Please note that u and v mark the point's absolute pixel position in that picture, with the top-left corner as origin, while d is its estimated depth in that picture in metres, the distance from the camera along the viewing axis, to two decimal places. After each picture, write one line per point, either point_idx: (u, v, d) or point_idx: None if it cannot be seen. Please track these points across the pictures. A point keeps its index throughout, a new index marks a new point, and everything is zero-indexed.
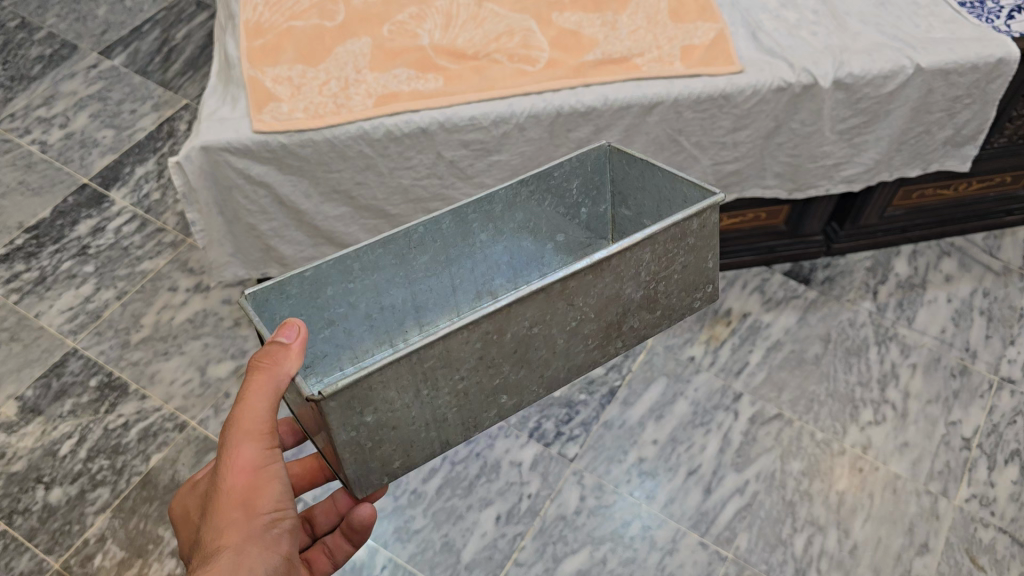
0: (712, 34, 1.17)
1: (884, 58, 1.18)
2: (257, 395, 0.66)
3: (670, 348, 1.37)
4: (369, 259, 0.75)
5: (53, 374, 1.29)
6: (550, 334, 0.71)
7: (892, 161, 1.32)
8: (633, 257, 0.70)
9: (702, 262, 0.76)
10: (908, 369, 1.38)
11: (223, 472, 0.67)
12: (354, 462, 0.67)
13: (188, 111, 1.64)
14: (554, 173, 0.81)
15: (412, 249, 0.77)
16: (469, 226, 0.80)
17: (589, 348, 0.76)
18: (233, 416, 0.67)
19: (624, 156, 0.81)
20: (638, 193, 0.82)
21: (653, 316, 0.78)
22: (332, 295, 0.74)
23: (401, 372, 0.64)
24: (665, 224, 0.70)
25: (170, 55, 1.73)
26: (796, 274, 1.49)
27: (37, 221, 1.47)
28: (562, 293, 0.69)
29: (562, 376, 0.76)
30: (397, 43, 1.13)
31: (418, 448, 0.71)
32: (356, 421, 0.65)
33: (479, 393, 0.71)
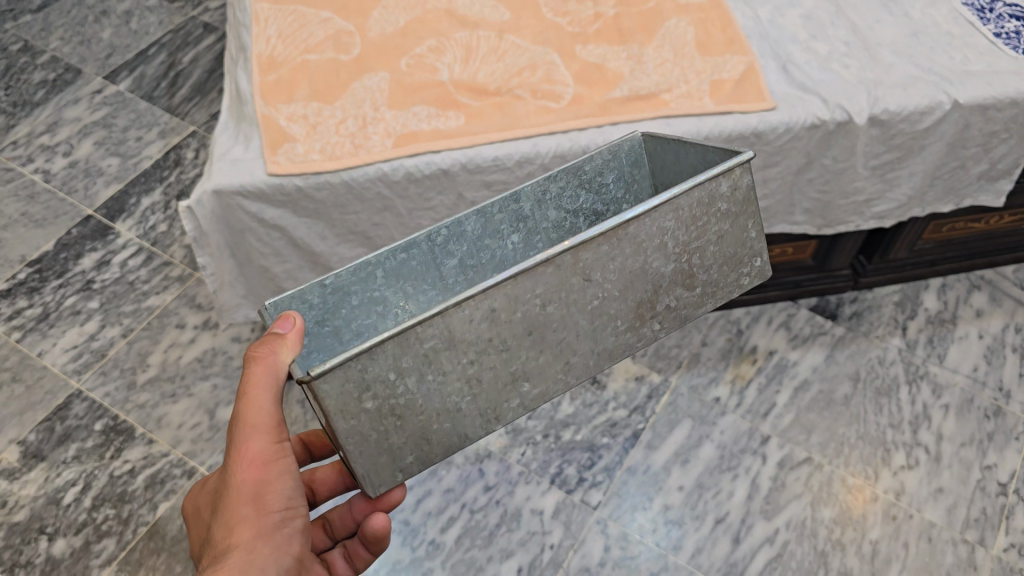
0: (741, 67, 1.14)
1: (921, 93, 1.13)
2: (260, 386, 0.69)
3: (694, 389, 1.33)
4: (392, 265, 0.75)
5: (57, 418, 1.25)
6: (566, 312, 0.69)
7: (924, 196, 1.28)
8: (652, 222, 0.69)
9: (739, 230, 0.74)
10: (941, 411, 1.34)
11: (233, 468, 0.70)
12: (360, 455, 0.66)
13: (196, 139, 1.60)
14: (585, 167, 0.81)
15: (438, 256, 0.77)
16: (499, 230, 0.80)
17: (619, 332, 0.72)
18: (239, 411, 0.70)
19: (657, 142, 0.81)
20: (677, 178, 0.81)
21: (693, 295, 0.74)
22: (354, 307, 0.75)
23: (401, 353, 0.64)
24: (688, 184, 0.69)
25: (176, 80, 1.69)
26: (823, 309, 1.44)
27: (40, 255, 1.43)
28: (575, 267, 0.68)
29: (593, 363, 0.73)
30: (416, 78, 1.09)
31: (431, 440, 0.68)
32: (354, 408, 0.64)
33: (496, 381, 0.69)
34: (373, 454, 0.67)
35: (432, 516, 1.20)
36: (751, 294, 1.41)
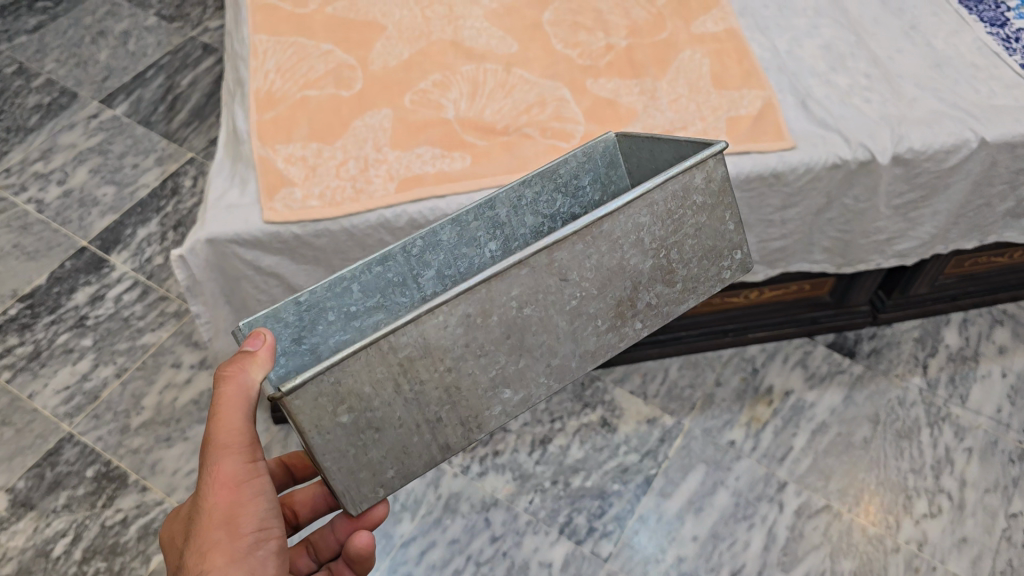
0: (759, 103, 1.09)
1: (947, 130, 1.09)
2: (230, 408, 0.67)
3: (708, 432, 1.28)
4: (366, 280, 0.72)
5: (47, 464, 1.20)
6: (545, 314, 0.67)
7: (948, 234, 1.23)
8: (628, 218, 0.68)
9: (717, 221, 0.72)
10: (964, 455, 1.29)
11: (204, 490, 0.68)
12: (338, 470, 0.64)
13: (194, 166, 1.55)
14: (560, 170, 0.78)
15: (414, 268, 0.74)
16: (475, 238, 0.77)
17: (601, 332, 0.70)
18: (209, 432, 0.68)
19: (632, 140, 0.78)
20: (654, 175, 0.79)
21: (674, 291, 0.73)
22: (330, 324, 0.72)
23: (375, 362, 0.63)
24: (660, 179, 0.68)
25: (174, 104, 1.64)
26: (840, 345, 1.39)
27: (32, 289, 1.38)
28: (550, 268, 0.66)
29: (575, 365, 0.71)
30: (420, 116, 1.05)
31: (411, 452, 0.67)
32: (329, 422, 0.62)
33: (474, 389, 0.67)
34: (352, 469, 0.65)
35: (436, 569, 1.15)
36: (765, 331, 1.36)
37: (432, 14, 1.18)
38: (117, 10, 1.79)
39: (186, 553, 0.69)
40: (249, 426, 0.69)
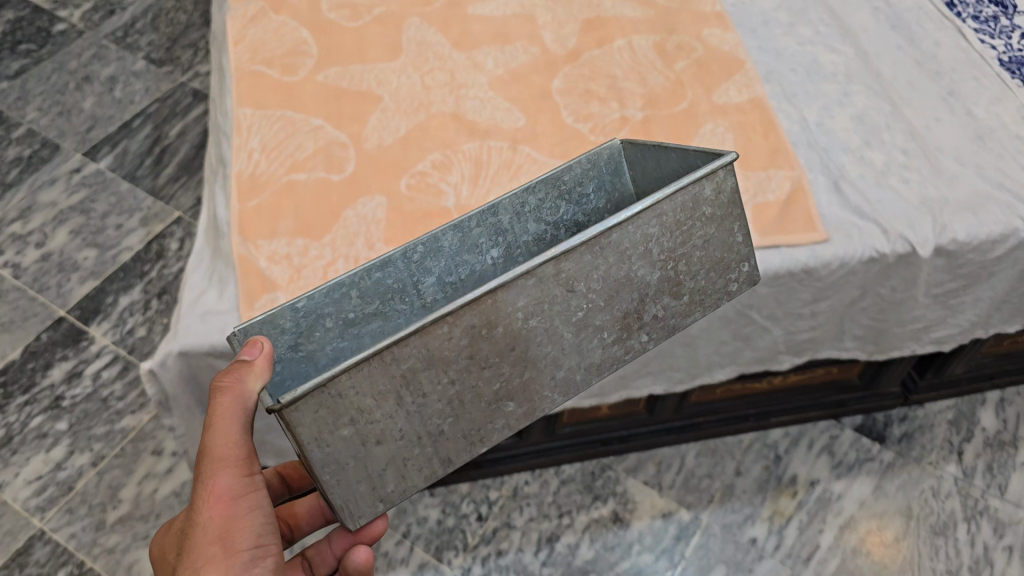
0: (788, 186, 1.00)
1: (993, 217, 0.99)
2: (226, 418, 0.66)
3: (727, 528, 1.19)
4: (366, 286, 0.71)
5: (15, 565, 1.12)
6: (550, 325, 0.67)
7: (989, 319, 1.13)
8: (628, 232, 0.67)
9: (726, 234, 0.73)
10: (1003, 555, 1.19)
11: (198, 506, 0.66)
12: (336, 484, 0.62)
13: (180, 226, 1.46)
14: (564, 176, 0.77)
15: (416, 274, 0.73)
16: (478, 244, 0.76)
17: (605, 345, 0.70)
18: (205, 446, 0.67)
19: (636, 148, 0.78)
20: (659, 185, 0.78)
21: (682, 304, 0.73)
22: (328, 332, 0.70)
23: (376, 375, 0.61)
24: (673, 186, 0.67)
25: (162, 157, 1.55)
26: (869, 428, 1.30)
27: (5, 365, 1.30)
28: (557, 277, 0.65)
29: (580, 377, 0.70)
30: (417, 205, 0.96)
31: (410, 464, 0.65)
32: (328, 434, 0.60)
33: (478, 402, 0.66)
34: (350, 484, 0.63)
35: None
36: (789, 414, 1.27)
37: (430, 81, 1.08)
38: (105, 53, 1.71)
39: (180, 570, 0.67)
40: (246, 439, 0.68)
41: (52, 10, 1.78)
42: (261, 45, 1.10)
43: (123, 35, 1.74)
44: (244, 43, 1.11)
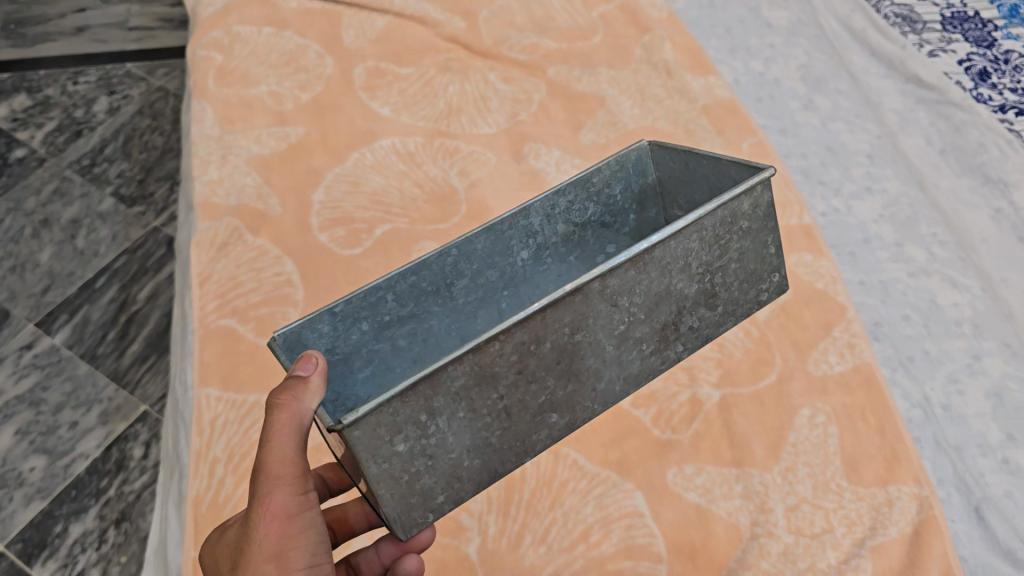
0: (911, 514, 0.75)
1: None
2: (283, 438, 0.56)
3: None
4: (401, 289, 0.67)
5: None
6: (594, 339, 0.64)
7: None
8: (676, 245, 0.65)
9: (761, 245, 0.71)
10: None
11: (252, 526, 0.57)
12: (390, 498, 0.58)
13: (146, 424, 1.22)
14: (592, 178, 0.75)
15: (448, 277, 0.70)
16: (508, 247, 0.73)
17: (646, 354, 0.68)
18: (258, 460, 0.57)
19: (666, 151, 0.76)
20: (686, 191, 0.76)
21: (714, 313, 0.71)
22: (362, 337, 0.66)
23: (432, 393, 0.57)
24: (710, 206, 0.65)
25: (128, 328, 1.31)
26: None
27: None
28: (603, 293, 0.63)
29: (619, 389, 0.67)
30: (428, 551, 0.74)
31: (463, 478, 0.61)
32: (385, 451, 0.56)
33: (524, 414, 0.62)
34: (406, 496, 0.58)
35: None
36: None
37: None
38: (68, 188, 1.46)
39: None
40: (304, 453, 0.58)
41: (11, 130, 1.54)
42: (233, 284, 0.87)
43: (90, 163, 1.49)
44: (211, 282, 0.87)
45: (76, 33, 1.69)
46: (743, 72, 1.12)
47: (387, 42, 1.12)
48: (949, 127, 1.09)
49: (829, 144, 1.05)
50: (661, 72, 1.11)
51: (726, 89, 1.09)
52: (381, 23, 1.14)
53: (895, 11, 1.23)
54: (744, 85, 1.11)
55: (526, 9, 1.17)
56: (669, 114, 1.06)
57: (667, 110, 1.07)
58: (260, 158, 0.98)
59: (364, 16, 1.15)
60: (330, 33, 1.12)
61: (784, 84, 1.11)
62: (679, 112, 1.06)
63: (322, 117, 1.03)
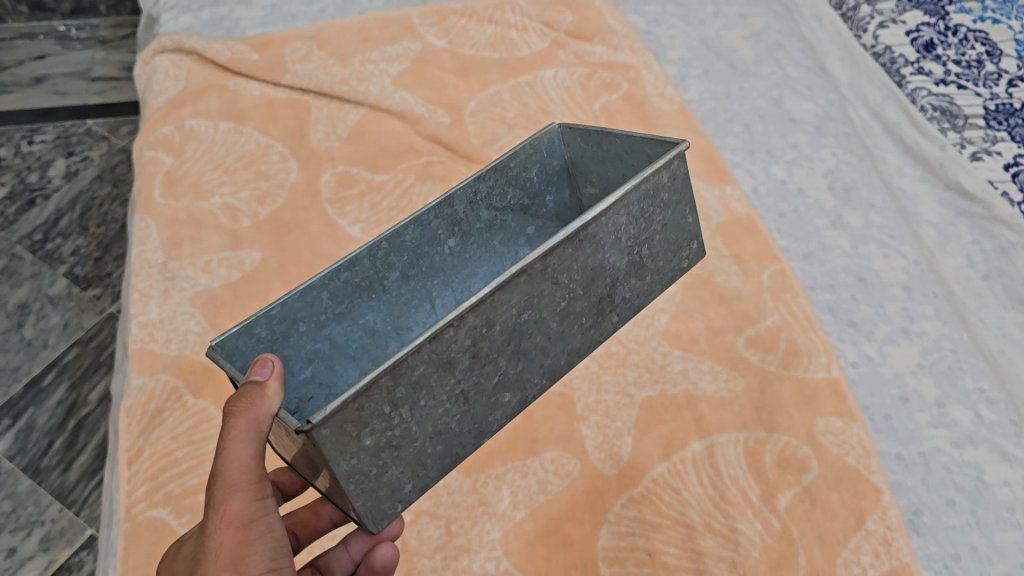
0: None
1: None
2: (240, 440, 0.51)
3: None
4: (335, 288, 0.65)
5: None
6: (540, 319, 0.62)
7: None
8: (609, 221, 0.63)
9: (680, 216, 0.70)
10: None
11: (206, 536, 0.52)
12: (360, 493, 0.54)
13: (92, 551, 1.06)
14: (510, 163, 0.73)
15: (379, 271, 0.67)
16: (436, 236, 0.71)
17: (585, 330, 0.66)
18: (214, 467, 0.52)
19: (574, 133, 0.75)
20: (598, 166, 0.75)
21: (644, 285, 0.70)
22: (301, 336, 0.63)
23: (396, 381, 0.53)
24: (636, 179, 0.64)
25: (77, 437, 1.17)
26: None
27: None
28: (545, 273, 0.61)
29: (564, 365, 0.66)
30: None
31: (428, 466, 0.58)
32: (353, 446, 0.52)
33: (479, 396, 0.60)
34: (374, 490, 0.55)
35: None
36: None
37: (414, 540, 0.73)
38: (16, 267, 1.33)
39: None
40: (264, 462, 0.53)
41: None
42: (168, 462, 0.74)
43: (42, 238, 1.37)
44: (143, 459, 0.74)
45: (34, 83, 1.60)
46: (764, 178, 1.00)
47: (359, 141, 0.99)
48: (996, 248, 0.96)
49: (860, 274, 0.92)
50: None
51: (743, 203, 0.96)
52: (354, 117, 1.01)
53: (934, 102, 1.09)
54: (764, 195, 0.98)
55: (518, 99, 1.03)
56: None
57: None
58: (207, 293, 0.85)
59: (335, 107, 1.02)
60: (295, 129, 0.99)
61: (809, 194, 0.98)
62: None
63: (281, 239, 0.90)
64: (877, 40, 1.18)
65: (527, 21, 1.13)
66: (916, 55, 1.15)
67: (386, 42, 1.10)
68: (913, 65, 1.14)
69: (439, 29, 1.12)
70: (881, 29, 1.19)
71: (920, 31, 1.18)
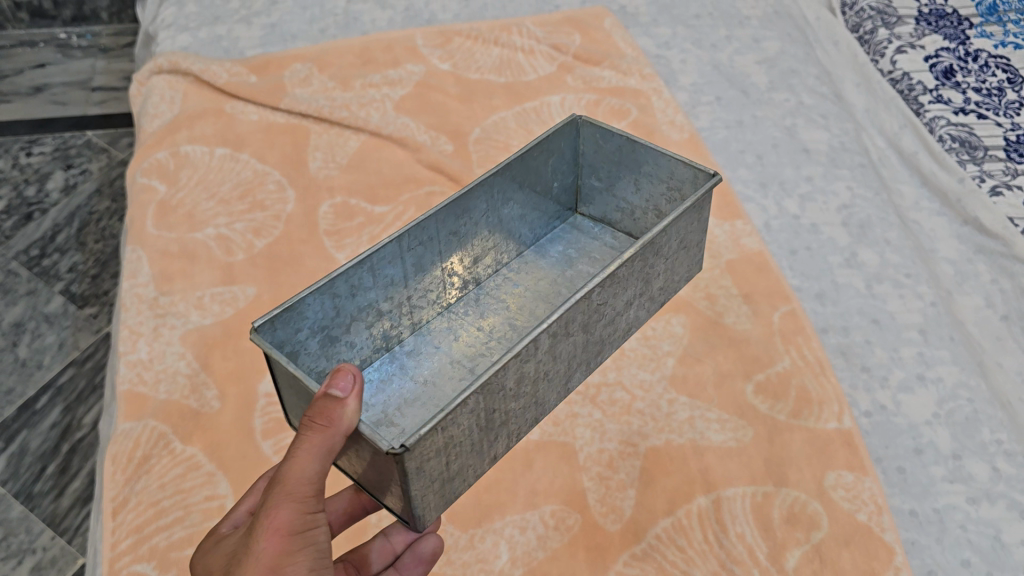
0: None
1: None
2: (310, 451, 0.55)
3: None
4: (363, 270, 0.73)
5: None
6: (581, 335, 0.72)
7: None
8: (648, 251, 0.75)
9: (696, 234, 0.82)
10: None
11: (254, 535, 0.54)
12: (421, 501, 0.62)
13: None
14: (533, 154, 0.83)
15: (406, 251, 0.76)
16: (459, 224, 0.80)
17: (604, 337, 0.77)
18: (278, 471, 0.55)
19: (597, 130, 0.85)
20: (612, 162, 0.87)
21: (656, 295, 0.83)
22: (329, 314, 0.72)
23: (471, 406, 0.62)
24: (681, 211, 0.75)
25: (70, 462, 1.14)
26: None
27: None
28: (594, 299, 0.71)
29: (580, 372, 0.76)
30: None
31: (472, 472, 0.68)
32: (428, 462, 0.60)
33: (522, 407, 0.70)
34: (430, 497, 0.63)
35: None
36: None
37: None
38: (13, 284, 1.31)
39: None
40: (325, 477, 0.56)
41: None
42: (154, 512, 0.72)
43: (39, 254, 1.34)
44: (128, 509, 0.72)
45: (34, 93, 1.59)
46: (776, 213, 0.97)
47: (358, 170, 0.96)
48: (1015, 288, 0.92)
49: (875, 315, 0.88)
50: None
51: (754, 238, 0.94)
52: (354, 144, 0.99)
53: (952, 133, 1.06)
54: (776, 232, 0.95)
55: (524, 127, 1.00)
56: None
57: None
58: (200, 331, 0.83)
59: (335, 134, 1.00)
60: (294, 157, 0.97)
61: (823, 231, 0.95)
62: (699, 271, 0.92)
63: (275, 275, 0.87)
64: (895, 65, 1.15)
65: (535, 44, 1.11)
66: (935, 82, 1.12)
67: (388, 65, 1.07)
68: (931, 92, 1.11)
69: (443, 51, 1.10)
70: (899, 54, 1.16)
71: (938, 57, 1.15)
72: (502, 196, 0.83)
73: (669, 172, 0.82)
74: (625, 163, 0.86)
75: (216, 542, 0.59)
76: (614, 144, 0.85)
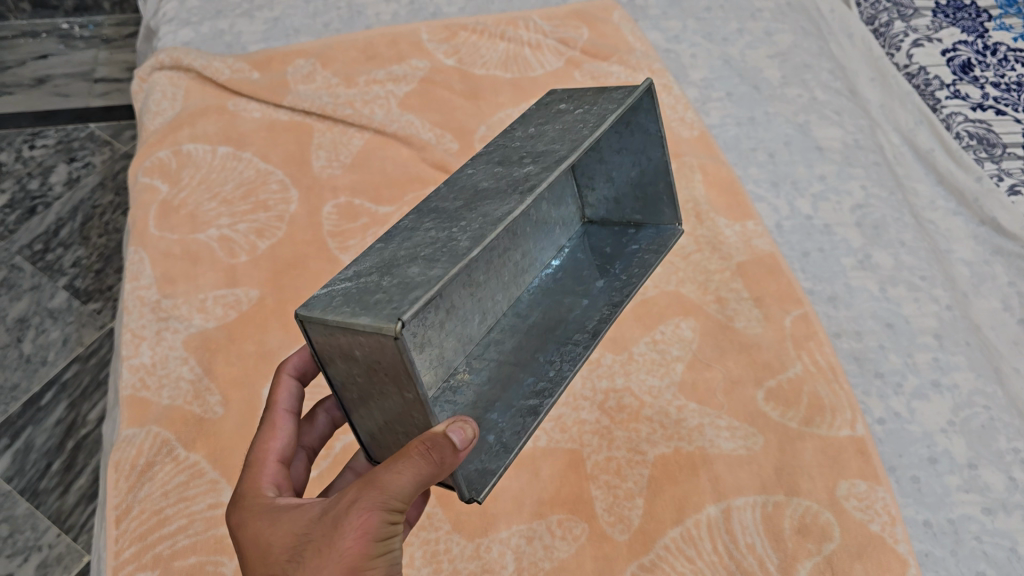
0: None
1: None
2: (412, 472, 0.46)
3: None
4: (454, 251, 0.49)
5: None
6: (541, 352, 0.68)
7: None
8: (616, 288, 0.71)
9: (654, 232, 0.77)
10: None
11: (335, 532, 0.47)
12: None
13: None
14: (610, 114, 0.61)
15: (470, 228, 0.52)
16: (502, 184, 0.57)
17: (539, 323, 0.71)
18: (369, 475, 0.47)
19: (649, 107, 0.67)
20: (626, 131, 0.70)
21: (582, 265, 0.77)
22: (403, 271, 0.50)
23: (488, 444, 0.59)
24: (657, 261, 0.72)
25: (76, 458, 1.13)
26: None
27: None
28: (574, 342, 0.67)
29: (509, 340, 0.71)
30: None
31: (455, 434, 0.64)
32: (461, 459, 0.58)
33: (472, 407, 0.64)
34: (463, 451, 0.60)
35: None
36: None
37: None
38: (16, 279, 1.30)
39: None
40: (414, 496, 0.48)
41: None
42: (157, 521, 0.71)
43: (42, 249, 1.33)
44: (131, 517, 0.71)
45: (36, 84, 1.58)
46: (788, 214, 0.95)
47: (362, 169, 0.95)
48: None
49: (889, 319, 0.86)
50: (690, 216, 0.95)
51: (765, 239, 0.91)
52: (358, 142, 0.98)
53: (970, 129, 1.05)
54: (788, 232, 0.93)
55: None
56: (696, 274, 0.91)
57: (695, 266, 0.91)
58: (203, 335, 0.82)
59: (338, 132, 0.99)
60: (297, 155, 0.96)
61: (836, 232, 0.93)
62: (708, 272, 0.90)
63: (278, 277, 0.86)
64: (911, 59, 1.14)
65: (541, 38, 1.10)
66: (953, 77, 1.11)
67: (393, 60, 1.06)
68: (948, 88, 1.10)
69: (449, 46, 1.08)
70: (915, 48, 1.14)
71: (955, 51, 1.13)
72: (557, 136, 0.61)
73: (651, 195, 0.75)
74: (636, 138, 0.70)
75: (277, 511, 0.52)
76: (651, 135, 0.69)
